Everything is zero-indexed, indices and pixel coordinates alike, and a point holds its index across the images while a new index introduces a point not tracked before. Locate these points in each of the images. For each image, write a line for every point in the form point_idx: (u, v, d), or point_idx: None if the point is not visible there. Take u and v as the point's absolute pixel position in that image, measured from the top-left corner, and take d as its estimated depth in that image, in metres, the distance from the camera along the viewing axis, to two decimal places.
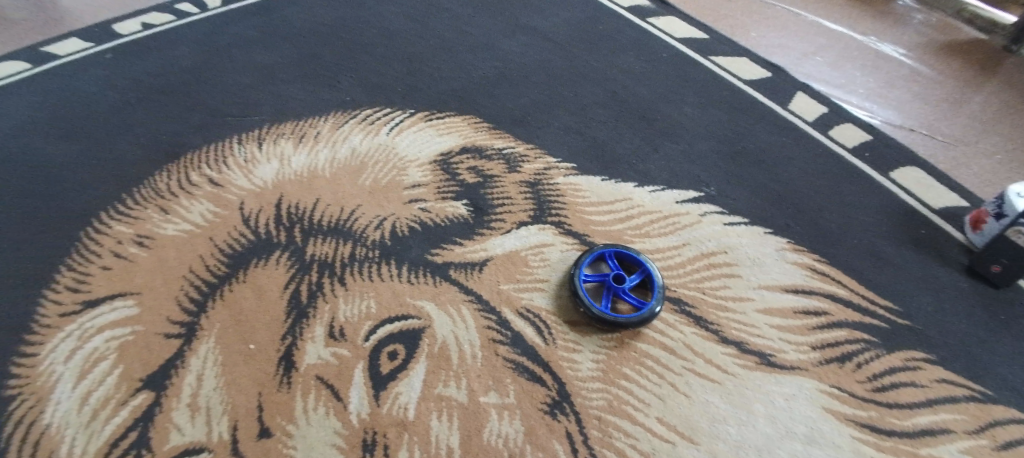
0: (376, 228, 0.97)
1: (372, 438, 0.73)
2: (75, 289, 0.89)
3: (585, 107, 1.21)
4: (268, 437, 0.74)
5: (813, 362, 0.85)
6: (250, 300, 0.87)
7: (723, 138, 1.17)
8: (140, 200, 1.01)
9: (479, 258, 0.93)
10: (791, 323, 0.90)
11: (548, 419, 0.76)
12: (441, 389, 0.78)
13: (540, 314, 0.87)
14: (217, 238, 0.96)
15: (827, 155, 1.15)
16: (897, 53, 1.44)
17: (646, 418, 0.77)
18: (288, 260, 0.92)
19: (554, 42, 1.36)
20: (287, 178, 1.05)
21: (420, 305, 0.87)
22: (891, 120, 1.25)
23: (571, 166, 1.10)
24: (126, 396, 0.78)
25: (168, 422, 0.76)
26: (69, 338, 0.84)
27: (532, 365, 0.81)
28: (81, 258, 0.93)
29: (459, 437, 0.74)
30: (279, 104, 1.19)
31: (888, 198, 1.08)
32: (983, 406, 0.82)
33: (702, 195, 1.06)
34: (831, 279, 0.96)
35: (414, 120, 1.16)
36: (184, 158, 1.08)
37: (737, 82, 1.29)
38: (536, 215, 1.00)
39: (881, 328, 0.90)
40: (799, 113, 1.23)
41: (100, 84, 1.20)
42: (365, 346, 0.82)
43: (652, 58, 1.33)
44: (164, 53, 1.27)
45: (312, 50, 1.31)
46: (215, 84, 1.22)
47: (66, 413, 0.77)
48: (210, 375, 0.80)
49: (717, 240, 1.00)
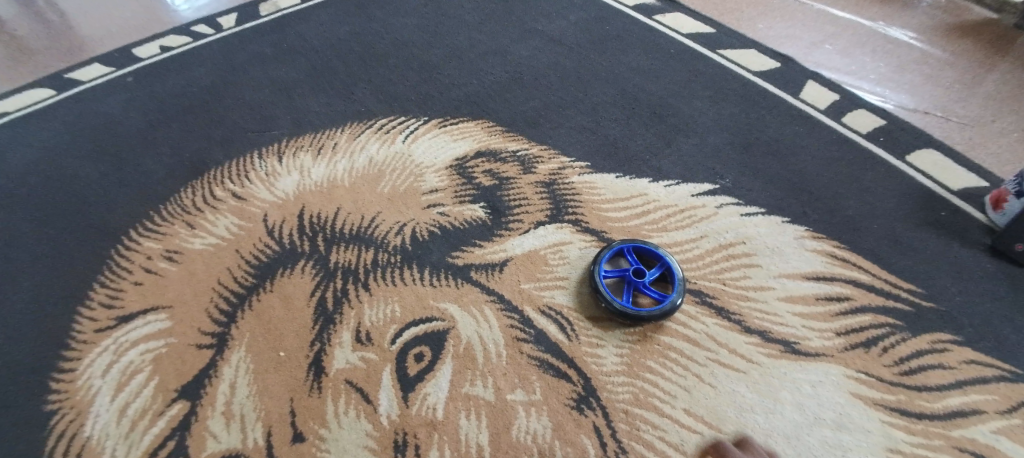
0: (397, 234, 0.99)
1: (403, 439, 0.75)
2: (109, 305, 0.92)
3: (596, 106, 1.22)
4: (302, 441, 0.76)
5: (838, 348, 0.85)
6: (278, 309, 0.89)
7: (735, 130, 1.17)
8: (167, 217, 1.04)
9: (499, 259, 0.94)
10: (814, 310, 0.90)
11: (575, 414, 0.77)
12: (468, 388, 0.79)
13: (562, 311, 0.87)
14: (243, 250, 0.98)
15: (842, 142, 1.14)
16: (907, 36, 1.42)
17: (673, 410, 0.77)
18: (312, 268, 0.95)
19: (561, 44, 1.38)
20: (308, 189, 1.07)
21: (443, 307, 0.88)
22: (905, 104, 1.24)
23: (585, 165, 1.11)
24: (162, 407, 0.80)
25: (204, 430, 0.78)
26: (105, 353, 0.86)
27: (557, 362, 0.82)
28: (113, 274, 0.96)
29: (488, 436, 0.75)
30: (296, 118, 1.21)
31: (906, 181, 1.07)
32: (1014, 387, 0.81)
33: (717, 187, 1.07)
34: (853, 265, 0.95)
35: (428, 127, 1.18)
36: (207, 174, 1.11)
37: (747, 74, 1.29)
38: (553, 214, 1.01)
39: (906, 312, 0.89)
40: (811, 102, 1.23)
41: (123, 107, 1.24)
42: (392, 349, 0.84)
43: (660, 55, 1.34)
44: (182, 74, 1.31)
45: (324, 64, 1.34)
46: (233, 101, 1.25)
47: (105, 425, 0.79)
48: (243, 383, 0.82)
49: (735, 231, 1.00)
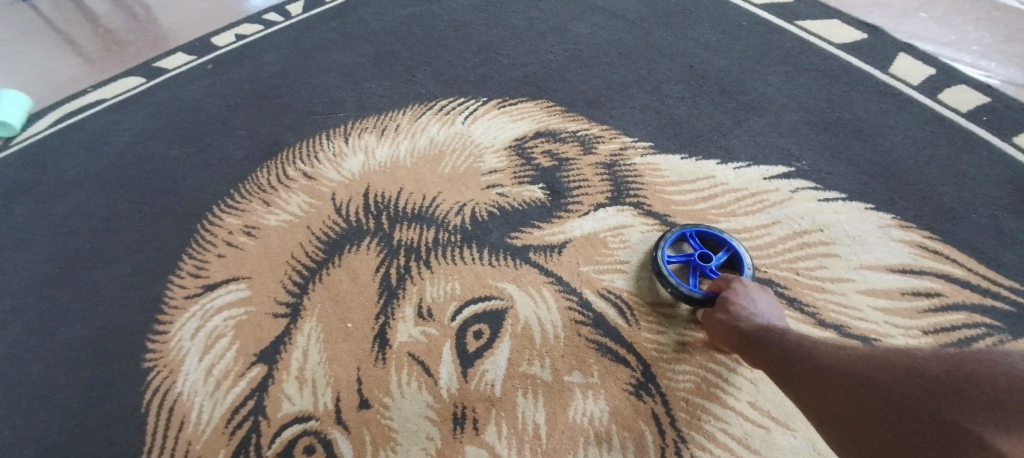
0: (457, 213, 1.01)
1: (462, 412, 0.77)
2: (196, 275, 1.00)
3: (661, 85, 1.18)
4: (368, 408, 0.80)
5: (925, 348, 0.80)
6: (345, 283, 0.94)
7: (814, 109, 1.09)
8: (245, 194, 1.11)
9: (558, 241, 0.94)
10: (898, 305, 0.84)
11: (632, 399, 0.76)
12: (525, 367, 0.80)
13: (622, 295, 0.86)
14: (313, 226, 1.03)
15: (937, 122, 1.04)
16: (1020, 3, 1.27)
17: (737, 402, 0.75)
18: (377, 245, 0.98)
19: (624, 20, 1.33)
20: (372, 169, 1.11)
21: (502, 287, 0.89)
22: (1014, 79, 1.11)
23: (648, 145, 1.07)
24: (243, 369, 0.87)
25: (280, 393, 0.84)
26: (194, 317, 0.94)
27: (615, 345, 0.81)
28: (199, 247, 1.04)
29: (544, 415, 0.76)
30: (362, 100, 1.25)
31: (1012, 167, 0.97)
32: None
33: (792, 170, 1.01)
34: (944, 257, 0.88)
35: (488, 108, 1.19)
36: (281, 154, 1.17)
37: (829, 48, 1.20)
38: (614, 196, 1.00)
39: (1005, 312, 0.82)
40: (902, 77, 1.12)
41: (204, 92, 1.32)
42: (452, 325, 0.86)
43: (732, 29, 1.27)
44: (257, 60, 1.38)
45: (388, 46, 1.37)
46: (304, 85, 1.30)
47: (194, 383, 0.87)
48: (314, 351, 0.87)
49: (811, 218, 0.94)
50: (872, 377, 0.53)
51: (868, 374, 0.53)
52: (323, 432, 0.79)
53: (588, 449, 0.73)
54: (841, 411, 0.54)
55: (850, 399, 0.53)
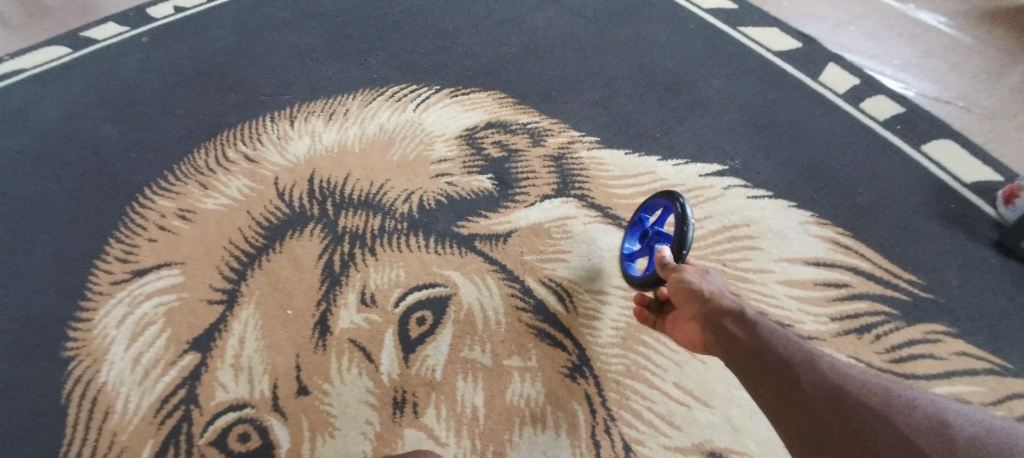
0: (405, 201, 1.01)
1: (402, 397, 0.78)
2: (124, 260, 0.95)
3: (610, 81, 1.21)
4: (306, 395, 0.79)
5: (831, 332, 0.87)
6: (287, 269, 0.92)
7: (750, 111, 1.15)
8: (182, 176, 1.07)
9: (503, 230, 0.96)
10: (811, 294, 0.91)
11: (567, 382, 0.79)
12: (466, 352, 0.82)
13: (562, 283, 0.89)
14: (254, 211, 1.01)
15: (857, 128, 1.13)
16: (936, 22, 1.38)
17: (663, 382, 0.79)
18: (321, 231, 0.97)
19: (578, 16, 1.36)
20: (318, 154, 1.09)
21: (446, 274, 0.90)
22: (927, 92, 1.22)
23: (595, 140, 1.11)
24: (174, 357, 0.84)
25: (214, 381, 0.82)
26: (121, 304, 0.90)
27: (553, 332, 0.84)
28: (129, 231, 0.99)
29: (483, 398, 0.78)
30: (310, 83, 1.22)
31: (919, 171, 1.06)
32: (1002, 381, 0.82)
33: (726, 169, 1.06)
34: (854, 252, 0.95)
35: (440, 96, 1.19)
36: (221, 136, 1.13)
37: (767, 54, 1.27)
38: (560, 188, 1.02)
39: (904, 302, 0.90)
40: (830, 85, 1.20)
41: (140, 66, 1.26)
42: (395, 312, 0.86)
43: (679, 31, 1.32)
44: (199, 35, 1.32)
45: (340, 28, 1.34)
46: (249, 64, 1.26)
47: (120, 372, 0.83)
48: (251, 338, 0.85)
49: (740, 213, 1.00)
50: (831, 378, 0.54)
51: (830, 379, 0.54)
52: (259, 419, 0.78)
53: (524, 430, 0.75)
54: (791, 396, 0.54)
55: (806, 391, 0.53)
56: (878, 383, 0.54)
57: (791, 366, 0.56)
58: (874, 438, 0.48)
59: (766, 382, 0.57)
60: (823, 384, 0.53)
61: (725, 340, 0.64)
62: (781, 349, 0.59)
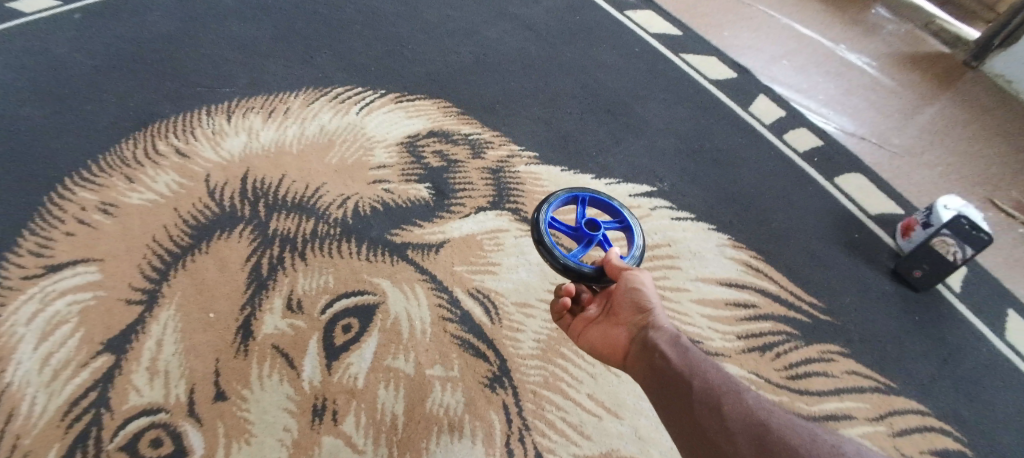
0: (339, 206, 1.01)
1: (322, 404, 0.79)
2: (38, 254, 0.91)
3: (554, 98, 1.25)
4: (224, 401, 0.79)
5: (736, 350, 0.93)
6: (212, 271, 0.91)
7: (683, 136, 1.22)
8: (106, 168, 1.03)
9: (437, 240, 0.98)
10: (720, 313, 0.97)
11: (487, 391, 0.82)
12: (390, 361, 0.83)
13: (490, 295, 0.92)
14: (182, 208, 0.98)
15: (778, 158, 1.21)
16: (861, 62, 1.50)
17: (577, 393, 0.83)
18: (251, 233, 0.96)
19: (530, 30, 1.39)
20: (254, 153, 1.07)
21: (376, 283, 0.91)
22: (846, 128, 1.32)
23: (533, 155, 1.14)
24: (86, 359, 0.81)
25: (127, 384, 0.79)
26: (31, 301, 0.86)
27: (477, 342, 0.86)
28: (44, 223, 0.95)
29: (404, 406, 0.79)
30: (251, 78, 1.20)
31: (829, 201, 1.15)
32: (886, 398, 0.91)
33: (655, 190, 1.12)
34: (763, 274, 1.03)
35: (385, 101, 1.19)
36: (152, 127, 1.09)
37: (705, 82, 1.34)
38: (495, 201, 1.05)
39: (803, 322, 0.98)
40: (758, 115, 1.29)
41: (69, 47, 1.20)
42: (321, 318, 0.87)
43: (625, 53, 1.37)
44: (139, 20, 1.28)
45: (289, 24, 1.32)
46: (189, 54, 1.23)
47: (26, 373, 0.80)
48: (170, 341, 0.83)
49: (664, 234, 1.06)
50: (755, 416, 0.56)
51: (754, 416, 0.56)
52: (173, 425, 0.76)
53: (442, 438, 0.77)
54: (713, 430, 0.56)
55: (728, 426, 0.55)
56: (808, 426, 0.55)
57: (716, 401, 0.58)
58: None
59: (686, 410, 0.59)
60: (746, 421, 0.55)
61: (653, 361, 0.67)
62: (710, 381, 0.61)
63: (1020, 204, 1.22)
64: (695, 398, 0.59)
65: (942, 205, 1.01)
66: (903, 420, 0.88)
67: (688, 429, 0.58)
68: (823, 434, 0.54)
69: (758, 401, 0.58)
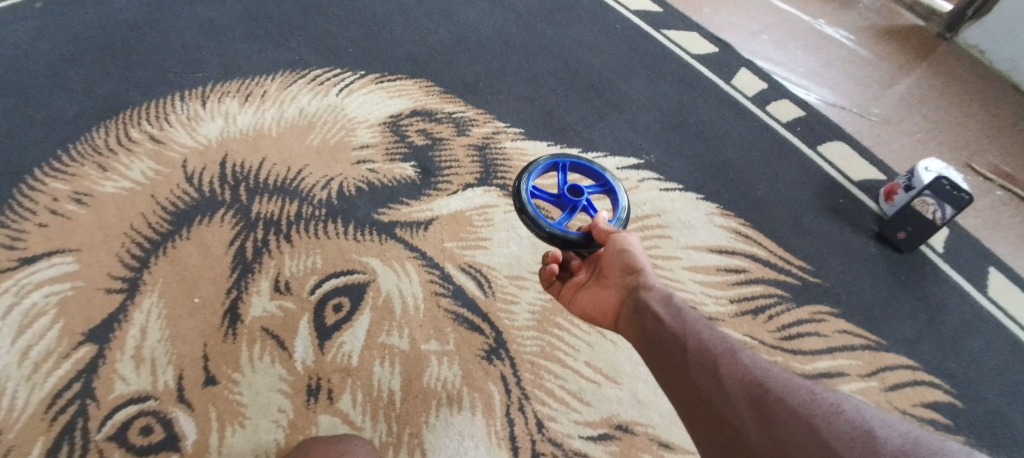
0: (323, 188, 0.99)
1: (317, 384, 0.78)
2: (10, 247, 0.88)
3: (538, 76, 1.24)
4: (214, 385, 0.77)
5: (729, 314, 0.94)
6: (194, 256, 0.88)
7: (667, 109, 1.22)
8: (77, 157, 0.99)
9: (425, 218, 0.97)
10: (712, 279, 0.98)
11: (483, 363, 0.82)
12: (384, 338, 0.82)
13: (482, 270, 0.91)
14: (159, 195, 0.95)
15: (760, 128, 1.22)
16: (839, 35, 1.52)
17: (575, 362, 0.84)
18: (233, 217, 0.93)
19: (511, 10, 1.38)
20: (232, 137, 1.05)
21: (366, 262, 0.90)
22: (825, 99, 1.34)
23: (518, 131, 1.13)
24: (68, 350, 0.79)
25: (113, 373, 0.77)
26: (6, 294, 0.83)
27: (472, 316, 0.86)
28: (15, 215, 0.91)
29: (400, 382, 0.79)
30: (227, 63, 1.17)
31: (811, 169, 1.17)
32: (877, 354, 0.93)
33: (641, 162, 1.13)
34: (751, 240, 1.04)
35: (365, 82, 1.17)
36: (124, 115, 1.06)
37: (686, 57, 1.34)
38: (482, 177, 1.04)
39: (792, 284, 0.99)
40: (739, 88, 1.30)
41: (32, 37, 1.15)
42: (311, 299, 0.85)
43: (607, 31, 1.37)
44: (105, 7, 1.23)
45: (263, 8, 1.28)
46: (160, 40, 1.19)
47: (4, 367, 0.77)
48: (155, 328, 0.81)
49: (653, 205, 1.06)
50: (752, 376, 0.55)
51: (751, 375, 0.55)
52: (163, 411, 0.75)
53: (441, 411, 0.77)
54: (710, 392, 0.55)
55: (726, 387, 0.55)
56: (805, 382, 0.55)
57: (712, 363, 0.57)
58: (793, 444, 0.48)
59: (681, 374, 0.59)
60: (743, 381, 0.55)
61: (645, 324, 0.66)
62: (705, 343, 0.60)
63: (993, 167, 1.26)
64: (690, 362, 0.59)
65: (923, 167, 1.02)
66: (895, 376, 0.91)
67: (685, 393, 0.57)
68: (820, 390, 0.53)
69: (754, 361, 0.57)
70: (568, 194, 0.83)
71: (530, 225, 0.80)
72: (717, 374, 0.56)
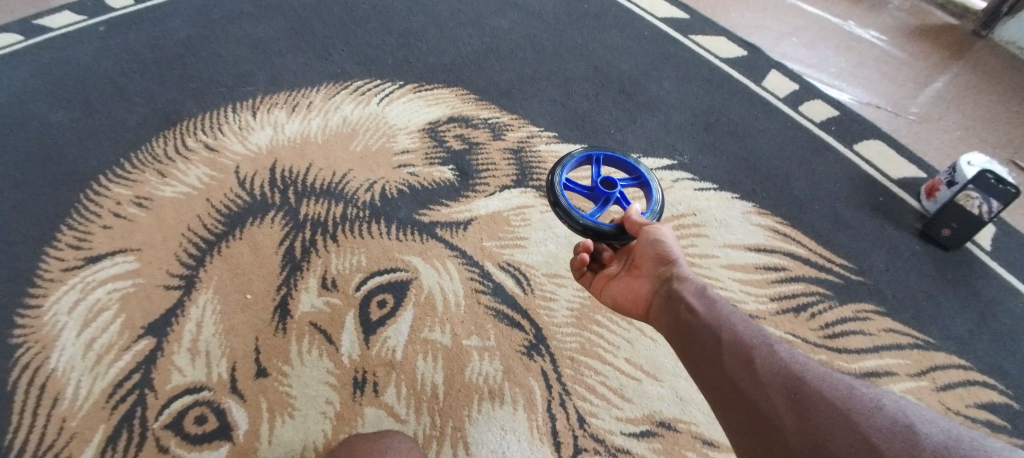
0: (367, 190, 1.02)
1: (363, 377, 0.79)
2: (77, 247, 0.93)
3: (568, 81, 1.27)
4: (266, 377, 0.80)
5: (770, 312, 0.93)
6: (246, 255, 0.92)
7: (698, 111, 1.23)
8: (138, 164, 1.05)
9: (464, 218, 0.99)
10: (751, 277, 0.97)
11: (524, 359, 0.82)
12: (426, 333, 0.84)
13: (520, 268, 0.93)
14: (213, 199, 1.00)
15: (795, 128, 1.21)
16: (870, 36, 1.50)
17: (615, 358, 0.84)
18: (282, 219, 0.97)
19: (540, 19, 1.41)
20: (280, 144, 1.09)
21: (407, 260, 0.92)
22: (859, 98, 1.32)
23: (553, 135, 1.15)
24: (129, 343, 0.83)
25: (170, 365, 0.81)
26: (72, 291, 0.88)
27: (512, 313, 0.87)
28: (82, 217, 0.97)
29: (443, 376, 0.80)
30: (273, 75, 1.23)
31: (850, 168, 1.15)
32: (926, 353, 0.90)
33: (675, 163, 1.13)
34: (790, 239, 1.03)
35: (404, 91, 1.21)
36: (180, 125, 1.12)
37: (715, 60, 1.34)
38: (519, 179, 1.06)
39: (835, 283, 0.97)
40: (771, 89, 1.29)
41: (95, 55, 1.24)
42: (356, 295, 0.88)
43: (634, 37, 1.38)
44: (160, 27, 1.31)
45: (305, 23, 1.35)
46: (210, 55, 1.26)
47: (71, 358, 0.81)
48: (209, 322, 0.85)
49: (688, 204, 1.06)
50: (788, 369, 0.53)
51: (788, 368, 0.54)
52: (217, 401, 0.77)
53: (483, 405, 0.78)
54: (743, 383, 0.54)
55: (760, 379, 0.53)
56: (845, 378, 0.53)
57: (747, 355, 0.56)
58: (831, 437, 0.46)
59: (712, 363, 0.57)
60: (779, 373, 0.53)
61: (677, 313, 0.65)
62: (739, 335, 0.58)
63: None
64: (724, 352, 0.57)
65: (965, 162, 1.01)
66: (946, 375, 0.88)
67: (716, 382, 0.56)
68: (859, 386, 0.51)
69: (791, 355, 0.55)
70: (601, 187, 0.85)
71: (563, 216, 0.82)
72: (752, 366, 0.55)
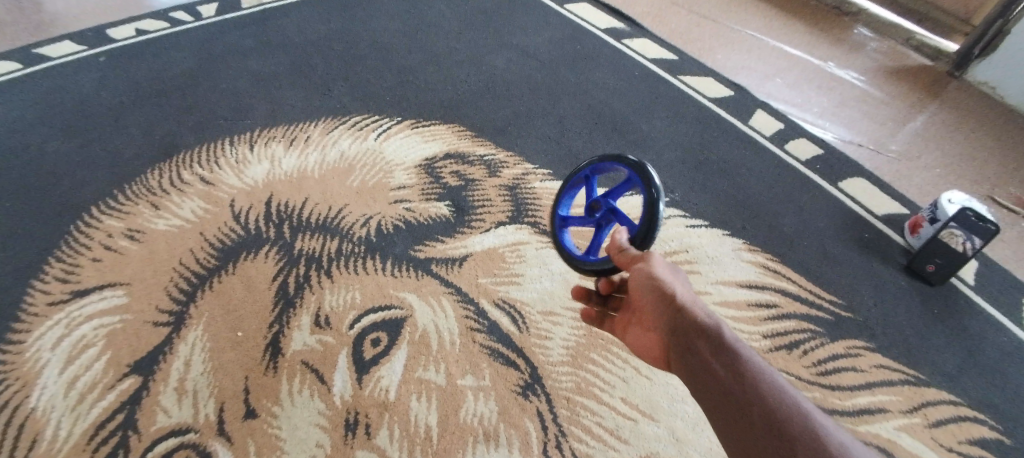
0: (362, 226, 1.02)
1: (354, 418, 0.78)
2: (64, 280, 0.92)
3: (561, 118, 1.29)
4: (254, 418, 0.77)
5: (763, 349, 0.93)
6: (239, 291, 0.91)
7: (688, 149, 1.25)
8: (132, 196, 1.05)
9: (460, 254, 0.99)
10: (743, 314, 0.98)
11: (520, 399, 0.81)
12: (421, 373, 0.83)
13: (515, 305, 0.92)
14: (207, 233, 1.00)
15: (782, 166, 1.24)
16: (851, 77, 1.55)
17: (611, 398, 0.83)
18: (276, 254, 0.97)
19: (533, 58, 1.45)
20: (277, 178, 1.10)
21: (402, 297, 0.92)
22: (843, 137, 1.36)
23: (548, 172, 1.16)
24: (113, 381, 0.81)
25: (156, 405, 0.78)
26: (57, 326, 0.86)
27: (507, 351, 0.86)
28: (71, 250, 0.96)
29: (437, 417, 0.78)
30: (271, 109, 1.24)
31: (837, 205, 1.17)
32: (917, 389, 0.90)
33: (667, 200, 1.14)
34: (781, 275, 1.04)
35: (401, 127, 1.23)
36: (176, 158, 1.12)
37: (704, 100, 1.38)
38: (514, 216, 1.07)
39: (826, 320, 0.98)
40: (758, 128, 1.33)
41: (93, 87, 1.24)
42: (350, 333, 0.87)
43: (625, 76, 1.42)
44: (160, 59, 1.33)
45: (303, 59, 1.37)
46: (207, 88, 1.27)
47: (52, 397, 0.79)
48: (198, 361, 0.83)
49: (680, 240, 1.07)
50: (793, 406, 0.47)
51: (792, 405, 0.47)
52: (203, 444, 0.75)
53: (477, 448, 0.76)
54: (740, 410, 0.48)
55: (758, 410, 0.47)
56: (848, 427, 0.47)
57: (764, 406, 0.47)
58: None
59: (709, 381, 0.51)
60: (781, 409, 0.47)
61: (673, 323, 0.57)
62: (750, 375, 0.50)
63: (1020, 200, 1.25)
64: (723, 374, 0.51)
65: (946, 200, 1.03)
66: (937, 410, 0.88)
67: (734, 446, 0.47)
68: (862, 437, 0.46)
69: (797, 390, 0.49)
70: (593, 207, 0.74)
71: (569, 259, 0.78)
72: (774, 423, 0.46)
